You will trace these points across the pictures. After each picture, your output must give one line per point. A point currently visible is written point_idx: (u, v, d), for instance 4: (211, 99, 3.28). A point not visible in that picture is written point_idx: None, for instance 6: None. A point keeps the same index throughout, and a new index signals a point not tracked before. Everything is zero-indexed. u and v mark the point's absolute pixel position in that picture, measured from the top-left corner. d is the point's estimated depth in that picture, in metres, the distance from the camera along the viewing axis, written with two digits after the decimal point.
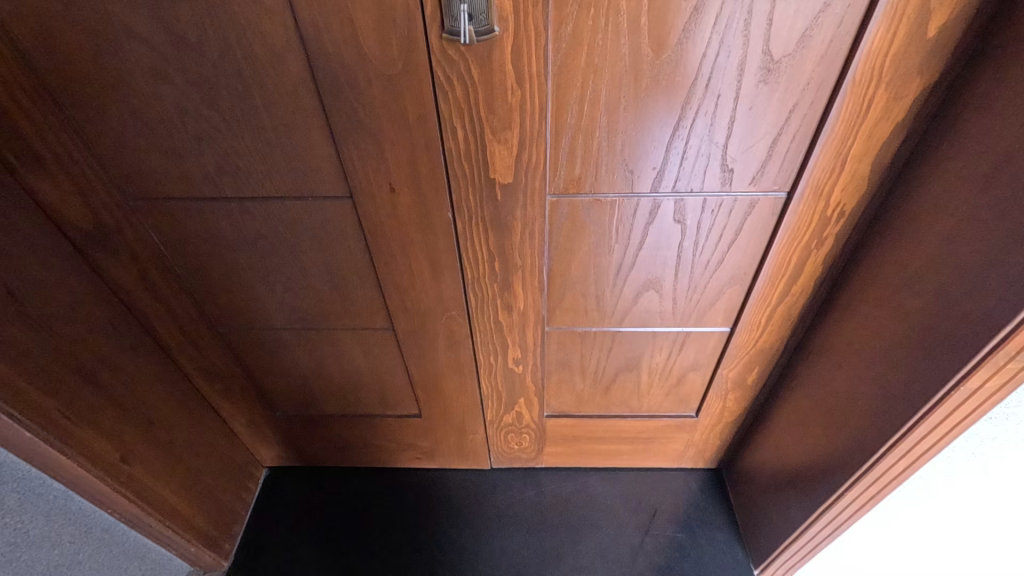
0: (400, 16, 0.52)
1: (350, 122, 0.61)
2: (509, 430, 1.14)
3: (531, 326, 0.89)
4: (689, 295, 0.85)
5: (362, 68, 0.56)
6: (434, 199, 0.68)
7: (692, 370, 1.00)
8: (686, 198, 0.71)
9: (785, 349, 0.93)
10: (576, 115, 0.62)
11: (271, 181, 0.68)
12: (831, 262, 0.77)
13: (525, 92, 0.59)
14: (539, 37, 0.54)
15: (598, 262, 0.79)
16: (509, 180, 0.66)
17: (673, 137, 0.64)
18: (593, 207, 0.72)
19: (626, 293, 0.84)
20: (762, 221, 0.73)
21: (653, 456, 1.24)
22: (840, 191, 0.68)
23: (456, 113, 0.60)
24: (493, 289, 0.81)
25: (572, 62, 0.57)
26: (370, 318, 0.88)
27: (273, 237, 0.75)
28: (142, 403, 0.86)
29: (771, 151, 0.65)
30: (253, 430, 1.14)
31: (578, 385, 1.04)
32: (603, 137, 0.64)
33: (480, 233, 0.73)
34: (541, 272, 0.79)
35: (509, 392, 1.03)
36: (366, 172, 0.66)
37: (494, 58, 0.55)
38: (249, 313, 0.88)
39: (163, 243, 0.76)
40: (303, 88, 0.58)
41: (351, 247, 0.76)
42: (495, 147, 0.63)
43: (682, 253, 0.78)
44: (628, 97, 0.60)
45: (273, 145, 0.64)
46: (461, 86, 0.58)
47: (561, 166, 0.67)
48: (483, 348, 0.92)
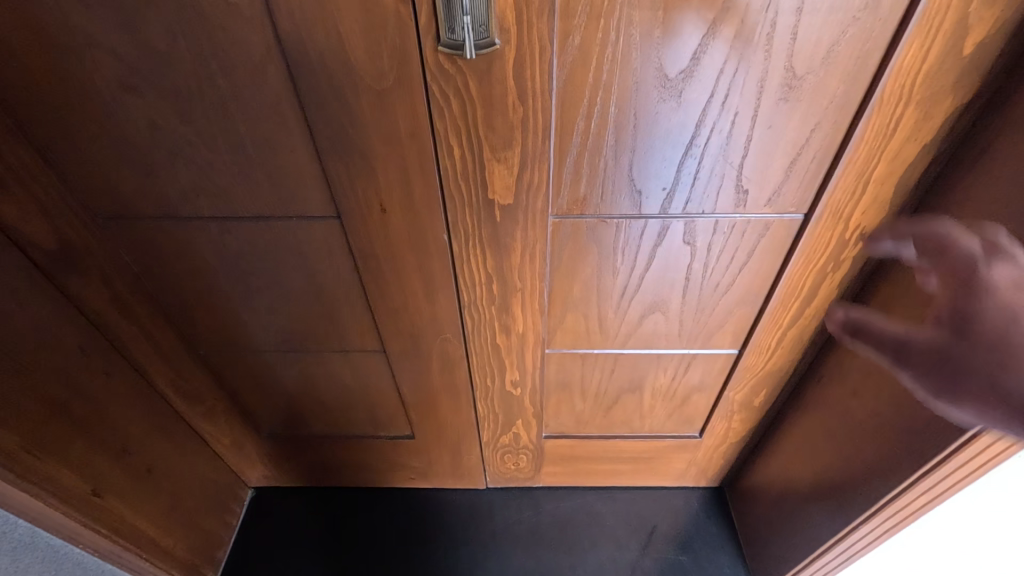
0: (392, 27, 0.48)
1: (338, 139, 0.56)
2: (506, 450, 1.10)
3: (531, 348, 0.84)
4: (697, 317, 0.81)
5: (350, 83, 0.51)
6: (429, 220, 0.64)
7: (697, 392, 0.96)
8: (697, 220, 0.67)
9: (795, 371, 0.89)
10: (582, 133, 0.57)
11: (253, 200, 0.63)
12: (846, 285, 0.73)
13: (528, 109, 0.54)
14: (543, 50, 0.50)
15: (602, 284, 0.75)
16: (509, 201, 0.62)
17: (685, 157, 0.60)
18: (598, 228, 0.67)
19: (631, 315, 0.80)
20: (776, 242, 0.69)
21: (653, 476, 1.20)
22: (861, 213, 0.64)
23: (453, 131, 0.55)
24: (491, 311, 0.77)
25: (579, 78, 0.53)
26: (360, 340, 0.83)
27: (255, 258, 0.70)
28: (117, 430, 0.82)
29: (789, 172, 0.61)
30: (238, 451, 1.09)
31: (578, 407, 1.00)
32: (611, 156, 0.60)
33: (477, 255, 0.68)
34: (542, 294, 0.75)
35: (506, 414, 0.99)
36: (356, 192, 0.61)
37: (494, 72, 0.51)
38: (232, 335, 0.83)
39: (136, 262, 0.71)
40: (286, 103, 0.54)
41: (340, 269, 0.71)
42: (495, 166, 0.59)
43: (691, 275, 0.74)
44: (639, 114, 0.56)
45: (254, 163, 0.59)
46: (458, 103, 0.53)
47: (565, 186, 0.62)
48: (479, 370, 0.88)
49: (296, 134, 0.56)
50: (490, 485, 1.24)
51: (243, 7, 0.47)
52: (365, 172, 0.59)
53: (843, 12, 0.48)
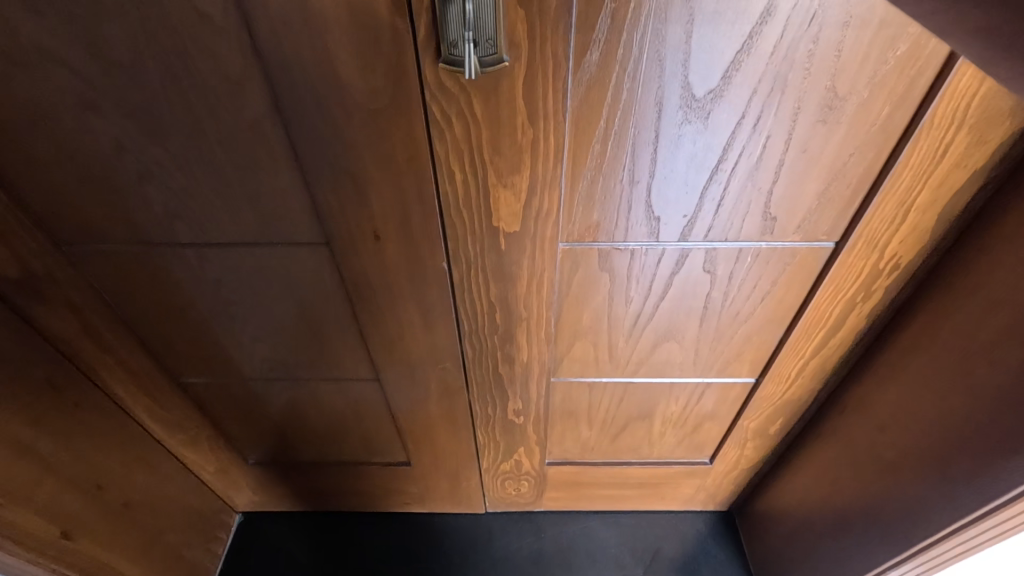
0: (386, 40, 0.42)
1: (327, 163, 0.50)
2: (507, 476, 1.04)
3: (536, 377, 0.79)
4: (713, 346, 0.75)
5: (338, 102, 0.46)
6: (427, 248, 0.58)
7: (710, 420, 0.91)
8: (718, 248, 0.61)
9: (815, 401, 0.84)
10: (597, 156, 0.52)
11: (233, 226, 0.57)
12: (876, 315, 0.68)
13: (538, 131, 0.49)
14: (560, 68, 0.45)
15: (613, 313, 0.70)
16: (516, 228, 0.57)
17: (709, 182, 0.55)
18: (611, 256, 0.62)
19: (643, 344, 0.75)
20: (804, 271, 0.64)
21: (660, 500, 1.15)
22: (898, 242, 0.59)
23: (454, 154, 0.50)
24: (493, 341, 0.71)
25: (596, 97, 0.47)
26: (352, 368, 0.78)
27: (238, 285, 0.65)
28: (88, 465, 0.76)
29: (823, 199, 0.56)
30: (224, 477, 1.04)
31: (583, 434, 0.94)
32: (628, 181, 0.54)
33: (480, 284, 0.63)
34: (549, 323, 0.70)
35: (508, 441, 0.93)
36: (348, 219, 0.55)
37: (501, 91, 0.46)
38: (214, 363, 0.77)
39: (106, 289, 0.66)
40: (269, 122, 0.48)
41: (330, 297, 0.66)
42: (500, 192, 0.53)
43: (709, 304, 0.69)
44: (661, 137, 0.51)
45: (233, 188, 0.53)
46: (462, 125, 0.48)
47: (577, 212, 0.57)
48: (479, 398, 0.82)
49: (279, 156, 0.50)
50: (490, 509, 1.18)
51: (217, 18, 0.41)
52: (357, 198, 0.53)
53: (895, 28, 0.43)
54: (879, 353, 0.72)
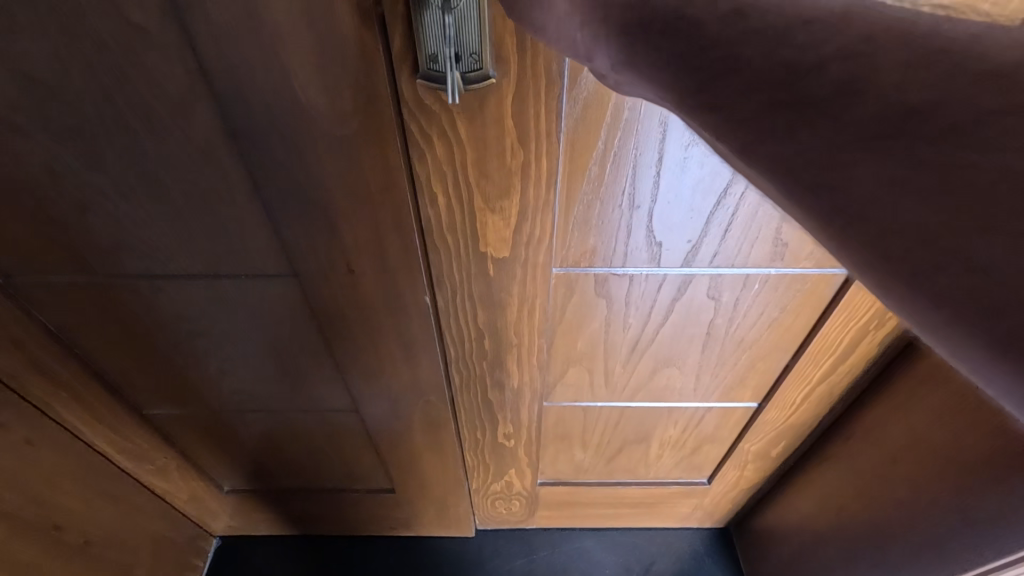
0: (353, 56, 0.36)
1: (290, 192, 0.45)
2: (497, 497, 1.00)
3: (528, 403, 0.74)
4: (716, 371, 0.71)
5: (301, 126, 0.40)
6: (406, 281, 0.53)
7: (709, 443, 0.87)
8: (723, 274, 0.57)
9: (819, 427, 0.80)
10: (594, 180, 0.47)
11: (190, 258, 0.52)
12: (889, 343, 0.64)
13: (529, 152, 0.44)
14: (553, 86, 0.40)
15: (609, 339, 0.65)
16: (506, 253, 0.52)
17: (716, 207, 0.50)
18: (608, 282, 0.57)
19: (641, 369, 0.70)
20: (815, 298, 0.60)
21: (656, 518, 1.11)
22: None
23: (435, 175, 0.45)
24: (482, 367, 0.66)
25: (592, 116, 0.42)
26: (330, 398, 0.72)
27: (200, 318, 0.59)
28: (43, 507, 0.71)
29: None
30: (197, 504, 0.98)
31: (578, 455, 0.90)
32: (626, 204, 0.49)
33: (467, 310, 0.58)
34: (542, 351, 0.64)
35: (498, 464, 0.88)
36: (317, 252, 0.50)
37: (488, 110, 0.41)
38: (180, 393, 0.72)
39: (53, 322, 0.61)
40: (222, 146, 0.42)
41: (301, 329, 0.60)
42: (488, 217, 0.48)
43: (713, 330, 0.64)
44: (665, 157, 0.46)
45: (186, 217, 0.48)
46: (444, 145, 0.43)
47: (572, 238, 0.52)
48: (468, 424, 0.78)
49: (235, 184, 0.45)
50: (480, 528, 1.14)
51: (151, 31, 0.35)
52: (326, 230, 0.48)
53: None
54: (890, 380, 0.68)
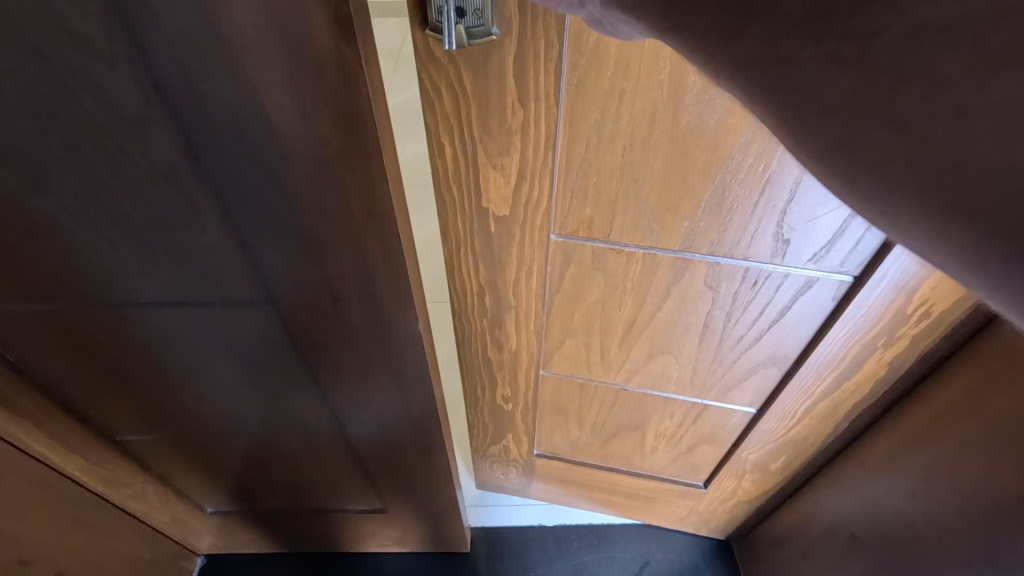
0: (329, 69, 0.31)
1: (269, 225, 0.41)
2: (495, 460, 1.09)
3: (525, 368, 0.86)
4: (713, 365, 0.77)
5: (274, 149, 0.35)
6: (396, 312, 0.49)
7: (706, 443, 0.91)
8: (722, 264, 0.64)
9: (826, 445, 0.80)
10: (592, 148, 0.56)
11: (159, 286, 0.47)
12: (901, 363, 0.65)
13: (529, 112, 0.54)
14: (551, 49, 0.49)
15: (606, 315, 0.75)
16: (505, 212, 0.63)
17: (712, 195, 0.57)
18: (606, 256, 0.67)
19: (636, 353, 0.79)
20: (812, 303, 0.64)
21: (653, 514, 1.11)
22: (931, 290, 0.57)
23: (444, 127, 0.56)
24: (482, 325, 0.79)
25: (592, 85, 0.51)
26: (317, 425, 0.69)
27: (174, 347, 0.55)
28: (7, 541, 0.66)
29: (837, 236, 0.57)
30: (179, 526, 0.94)
31: (574, 432, 0.99)
32: (624, 173, 0.58)
33: (470, 267, 0.71)
34: (539, 314, 0.76)
35: (496, 426, 1.00)
36: (307, 288, 0.46)
37: (490, 65, 0.51)
38: (156, 420, 0.68)
39: (10, 352, 0.56)
40: (192, 177, 0.38)
41: (285, 362, 0.57)
42: (491, 173, 0.60)
43: (709, 323, 0.71)
44: (663, 134, 0.53)
45: (157, 250, 0.44)
46: (452, 98, 0.54)
47: (571, 205, 0.62)
48: (470, 380, 0.90)
49: (205, 217, 0.41)
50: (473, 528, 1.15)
51: (94, 41, 0.31)
52: (311, 268, 0.44)
53: None
54: (907, 404, 0.67)
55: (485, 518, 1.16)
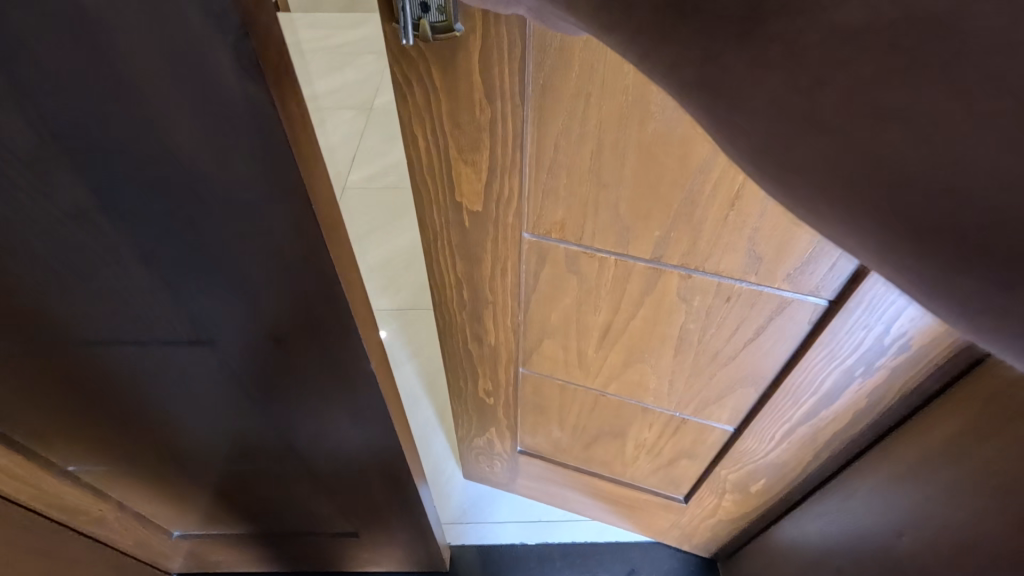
0: (235, 113, 0.28)
1: (209, 276, 0.39)
2: (480, 452, 1.15)
3: (505, 363, 0.89)
4: (690, 380, 0.78)
5: (188, 194, 0.33)
6: (345, 354, 0.46)
7: (686, 458, 0.92)
8: (693, 276, 0.65)
9: (807, 471, 0.80)
10: (560, 148, 0.58)
11: (90, 326, 0.45)
12: (881, 395, 0.64)
13: (497, 109, 0.57)
14: (514, 51, 0.52)
15: (582, 320, 0.77)
16: (479, 207, 0.67)
17: (680, 208, 0.59)
18: (579, 258, 0.69)
19: (613, 360, 0.82)
20: (786, 321, 0.64)
21: (637, 520, 1.12)
22: (908, 321, 0.56)
23: (417, 120, 0.60)
24: (461, 319, 0.83)
25: (559, 85, 0.53)
26: (279, 455, 0.67)
27: (116, 384, 0.53)
28: None
29: (807, 257, 0.57)
30: (147, 548, 0.91)
31: (555, 432, 1.02)
32: (590, 177, 0.60)
33: (448, 260, 0.75)
34: (516, 312, 0.79)
35: (480, 419, 1.05)
36: (260, 335, 0.44)
37: (458, 61, 0.54)
38: (112, 447, 0.66)
39: None
40: (114, 226, 0.35)
41: (244, 402, 0.55)
42: (461, 167, 0.63)
43: (685, 335, 0.72)
44: (632, 142, 0.55)
45: (92, 299, 0.42)
46: (423, 92, 0.58)
47: (544, 204, 0.65)
48: (454, 372, 0.95)
49: (139, 267, 0.38)
50: (456, 546, 1.18)
51: None
52: (260, 316, 0.42)
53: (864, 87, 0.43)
54: (888, 441, 0.65)
55: (463, 537, 1.19)
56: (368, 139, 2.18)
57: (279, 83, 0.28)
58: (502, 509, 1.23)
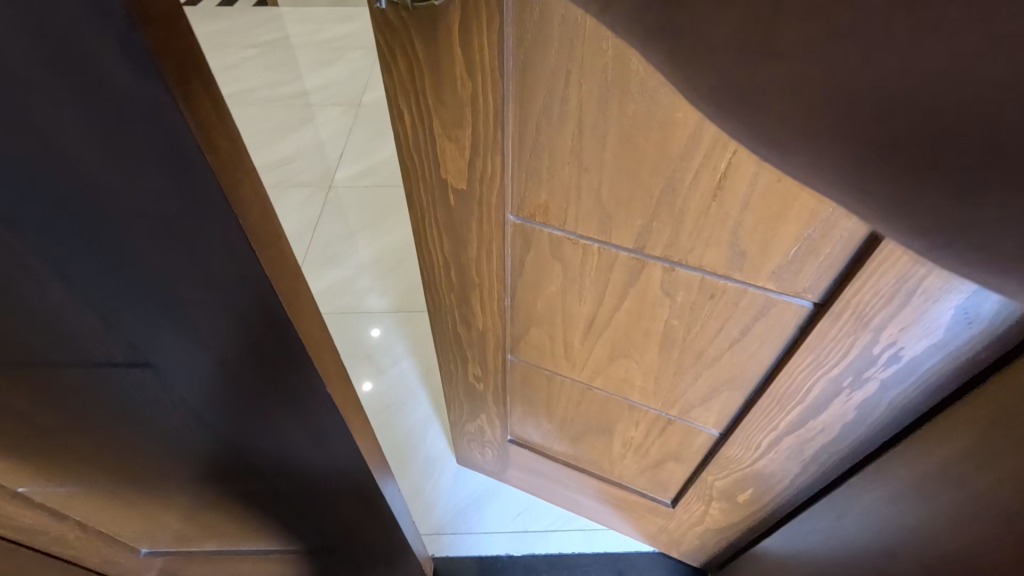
0: (135, 116, 0.25)
1: (139, 294, 0.36)
2: (471, 437, 1.17)
3: (493, 350, 0.89)
4: (675, 379, 0.77)
5: (98, 204, 0.30)
6: (294, 374, 0.43)
7: (673, 461, 0.91)
8: (677, 269, 0.63)
9: (795, 485, 0.77)
10: (540, 127, 0.57)
11: (20, 344, 0.42)
12: (871, 411, 0.61)
13: (477, 84, 0.55)
14: (492, 26, 0.50)
15: (567, 309, 0.77)
16: (463, 185, 0.66)
17: (662, 202, 0.57)
18: (562, 244, 0.68)
19: (598, 352, 0.81)
20: (771, 323, 0.62)
21: (627, 517, 1.12)
22: (895, 329, 0.53)
23: (402, 91, 0.60)
24: (450, 300, 0.84)
25: (537, 60, 0.52)
26: (243, 472, 0.64)
27: (57, 403, 0.50)
28: None
29: (797, 256, 0.54)
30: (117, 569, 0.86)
31: (544, 424, 1.02)
32: (570, 163, 0.59)
33: (437, 242, 0.75)
34: (502, 297, 0.79)
35: (470, 405, 1.07)
36: (201, 357, 0.41)
37: (438, 34, 0.52)
38: (64, 466, 0.63)
39: None
40: (36, 236, 0.33)
41: (197, 422, 0.52)
42: (446, 143, 0.62)
43: (669, 332, 0.71)
44: (613, 127, 0.53)
45: (18, 316, 0.39)
46: (407, 63, 0.57)
47: (527, 187, 0.64)
48: (445, 353, 0.96)
49: (63, 284, 0.36)
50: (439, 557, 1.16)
51: None
52: (198, 337, 0.39)
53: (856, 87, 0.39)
54: (879, 461, 0.62)
55: (447, 548, 1.18)
56: (358, 132, 2.14)
57: (187, 80, 0.25)
58: (488, 519, 1.21)
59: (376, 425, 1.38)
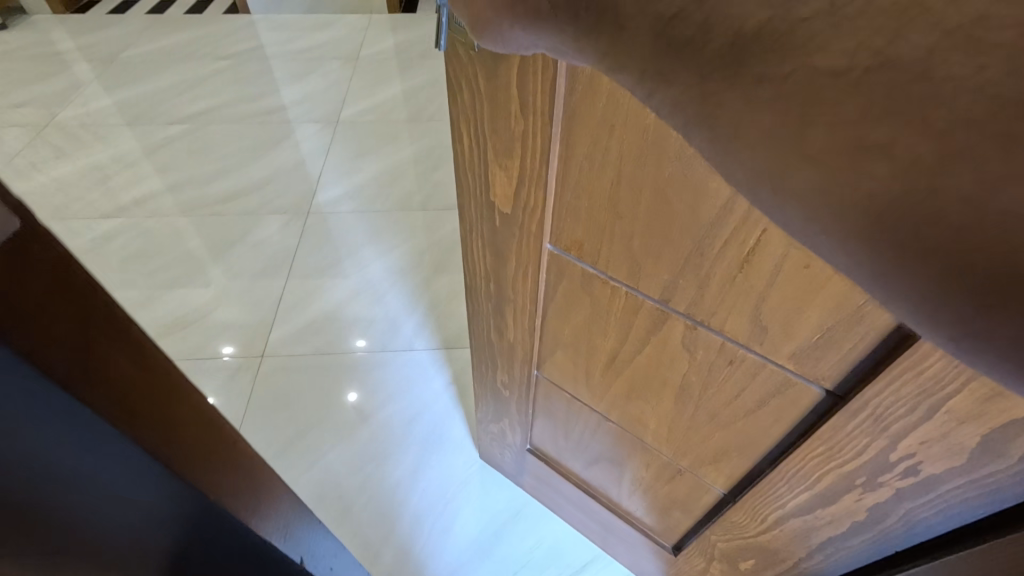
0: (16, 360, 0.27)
1: (92, 489, 0.34)
2: (492, 437, 1.18)
3: (520, 361, 0.87)
4: (688, 432, 0.73)
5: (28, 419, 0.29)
6: None
7: (680, 510, 0.88)
8: (699, 329, 0.59)
9: (796, 565, 0.73)
10: (580, 172, 0.54)
11: None
12: (883, 516, 0.57)
13: (529, 123, 0.53)
14: (546, 68, 0.47)
15: (593, 341, 0.73)
16: (509, 211, 0.64)
17: (688, 264, 0.53)
18: (595, 281, 0.64)
19: (616, 388, 0.77)
20: (786, 403, 0.58)
21: (630, 552, 1.09)
22: (913, 442, 0.49)
23: (463, 114, 0.59)
24: (485, 307, 0.83)
25: (585, 110, 0.48)
26: None
27: None
28: None
29: (822, 339, 0.50)
30: None
31: (561, 442, 0.99)
32: (605, 208, 0.55)
33: (481, 251, 0.74)
34: (533, 318, 0.76)
35: (496, 408, 1.06)
36: (176, 510, 0.40)
37: (499, 68, 0.51)
38: None
39: None
40: None
41: None
42: (497, 170, 0.61)
43: (686, 386, 0.67)
44: (648, 185, 0.50)
45: None
46: (469, 92, 0.56)
47: (564, 222, 0.61)
48: (479, 354, 0.95)
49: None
50: None
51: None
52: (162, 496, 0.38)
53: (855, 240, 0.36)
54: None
55: None
56: (342, 148, 2.07)
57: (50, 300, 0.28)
58: None
59: (331, 514, 1.27)
